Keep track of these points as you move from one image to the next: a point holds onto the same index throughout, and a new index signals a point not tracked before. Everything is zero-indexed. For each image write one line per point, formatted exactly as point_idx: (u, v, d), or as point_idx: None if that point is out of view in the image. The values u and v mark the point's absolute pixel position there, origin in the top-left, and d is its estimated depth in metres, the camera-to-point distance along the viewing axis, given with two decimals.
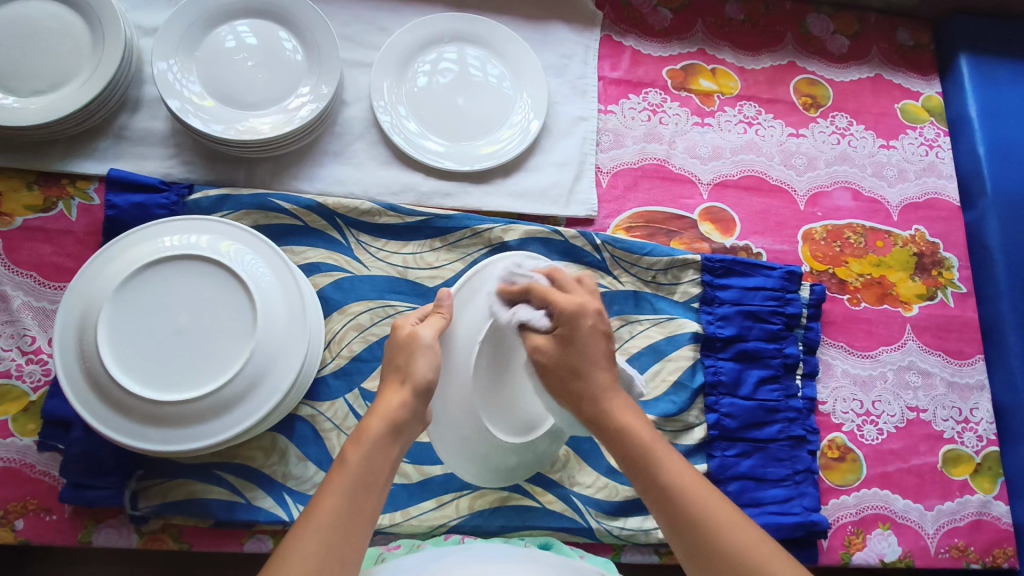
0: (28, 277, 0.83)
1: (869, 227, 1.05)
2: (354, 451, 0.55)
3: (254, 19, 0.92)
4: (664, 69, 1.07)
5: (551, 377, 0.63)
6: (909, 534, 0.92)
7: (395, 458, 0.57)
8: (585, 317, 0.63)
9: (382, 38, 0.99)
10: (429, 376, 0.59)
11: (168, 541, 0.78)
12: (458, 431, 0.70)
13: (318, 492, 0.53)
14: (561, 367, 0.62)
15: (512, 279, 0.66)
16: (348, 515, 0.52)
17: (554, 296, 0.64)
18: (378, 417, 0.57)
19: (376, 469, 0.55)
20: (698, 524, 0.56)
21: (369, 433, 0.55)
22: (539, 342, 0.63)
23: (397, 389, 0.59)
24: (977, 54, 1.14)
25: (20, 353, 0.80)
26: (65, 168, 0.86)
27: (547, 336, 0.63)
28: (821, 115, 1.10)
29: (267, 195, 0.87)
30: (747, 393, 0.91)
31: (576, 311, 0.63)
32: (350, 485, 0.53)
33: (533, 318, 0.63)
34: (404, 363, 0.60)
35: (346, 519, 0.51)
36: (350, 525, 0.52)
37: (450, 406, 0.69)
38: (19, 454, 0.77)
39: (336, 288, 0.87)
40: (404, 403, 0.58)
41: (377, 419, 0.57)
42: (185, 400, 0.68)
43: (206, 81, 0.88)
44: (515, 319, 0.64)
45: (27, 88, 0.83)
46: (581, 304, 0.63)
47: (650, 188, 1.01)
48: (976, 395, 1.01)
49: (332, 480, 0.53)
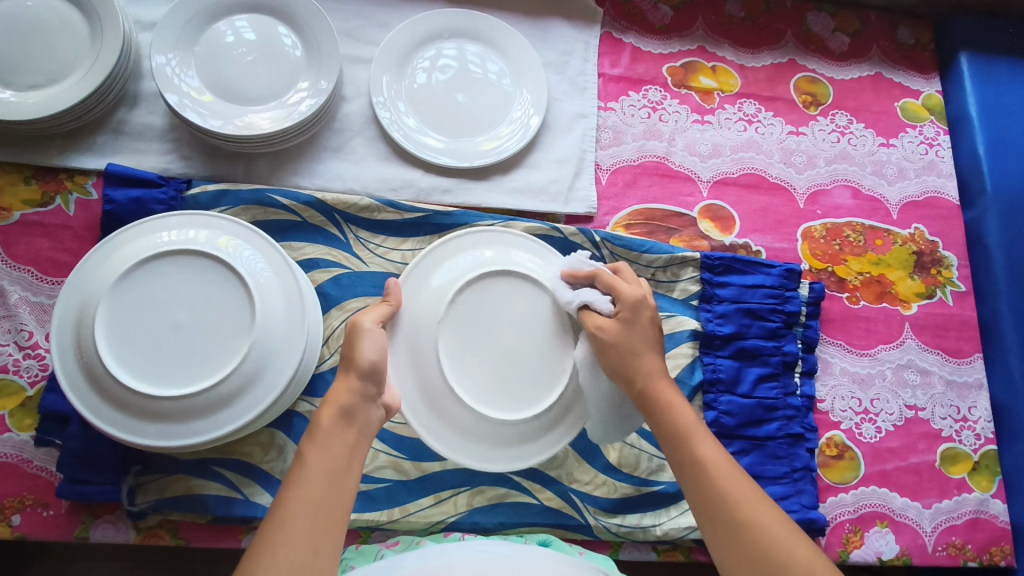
0: (25, 271, 0.82)
1: (868, 226, 1.05)
2: (310, 445, 0.56)
3: (253, 14, 0.91)
4: (665, 67, 1.07)
5: (610, 356, 0.67)
6: (907, 532, 0.92)
7: (358, 444, 0.58)
8: (644, 307, 0.69)
9: (382, 34, 0.99)
10: (373, 358, 0.63)
11: (165, 537, 0.78)
12: (435, 404, 0.71)
13: (282, 488, 0.54)
14: (625, 343, 0.67)
15: (579, 265, 0.74)
16: (317, 498, 0.53)
17: (618, 285, 0.70)
18: (326, 409, 0.59)
19: (336, 455, 0.56)
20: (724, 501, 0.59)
21: (318, 425, 0.58)
22: (601, 322, 0.68)
23: (343, 378, 0.62)
24: (978, 53, 1.14)
25: (17, 348, 0.80)
26: (63, 163, 0.86)
27: (610, 317, 0.69)
28: (822, 113, 1.10)
29: (265, 190, 0.87)
30: (746, 391, 0.91)
31: (638, 300, 0.69)
32: (316, 472, 0.54)
33: (596, 301, 0.69)
34: (348, 350, 0.63)
35: (318, 502, 0.52)
36: (323, 510, 0.52)
37: (419, 380, 0.71)
38: (16, 450, 0.77)
39: (334, 284, 0.87)
40: (355, 393, 0.60)
41: (327, 411, 0.59)
42: (182, 395, 0.68)
43: (205, 76, 0.88)
44: (583, 303, 0.70)
45: (24, 82, 0.83)
46: (643, 295, 0.70)
47: (650, 185, 1.01)
48: (974, 393, 1.01)
49: (293, 475, 0.54)
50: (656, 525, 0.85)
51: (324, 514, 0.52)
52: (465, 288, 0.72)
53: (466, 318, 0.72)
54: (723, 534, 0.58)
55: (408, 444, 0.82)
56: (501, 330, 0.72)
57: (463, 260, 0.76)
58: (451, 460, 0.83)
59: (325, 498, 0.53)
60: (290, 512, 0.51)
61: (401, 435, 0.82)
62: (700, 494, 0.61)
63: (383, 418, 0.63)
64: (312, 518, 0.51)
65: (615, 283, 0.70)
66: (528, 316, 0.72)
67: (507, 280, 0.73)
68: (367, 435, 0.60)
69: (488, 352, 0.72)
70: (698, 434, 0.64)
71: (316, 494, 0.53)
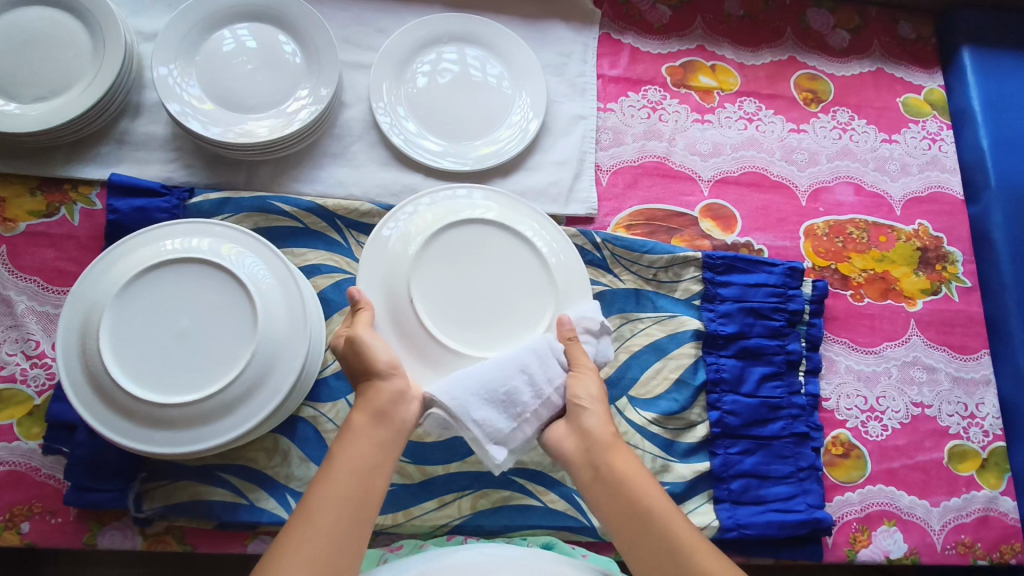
0: (31, 281, 0.83)
1: (872, 222, 1.04)
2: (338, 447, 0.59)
3: (252, 23, 0.92)
4: (663, 66, 1.07)
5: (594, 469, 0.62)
6: (915, 531, 0.91)
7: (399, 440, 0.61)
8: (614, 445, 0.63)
9: (380, 40, 1.00)
10: (388, 358, 0.65)
11: (172, 543, 0.78)
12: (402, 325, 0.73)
13: (311, 487, 0.56)
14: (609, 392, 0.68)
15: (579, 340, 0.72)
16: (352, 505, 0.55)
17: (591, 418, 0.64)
18: (361, 411, 0.61)
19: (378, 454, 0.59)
20: (650, 523, 0.58)
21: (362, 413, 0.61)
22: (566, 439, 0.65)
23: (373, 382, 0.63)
24: (980, 47, 1.13)
25: (25, 357, 0.81)
26: (67, 173, 0.87)
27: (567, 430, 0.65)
28: (823, 110, 1.09)
29: (266, 198, 0.88)
30: (749, 390, 0.90)
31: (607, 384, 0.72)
32: (344, 475, 0.57)
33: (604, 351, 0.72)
34: (360, 357, 0.65)
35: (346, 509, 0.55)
36: (349, 511, 0.55)
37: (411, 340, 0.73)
38: (24, 458, 0.78)
39: (336, 289, 0.87)
40: (389, 393, 0.62)
41: (360, 412, 0.61)
42: (186, 402, 0.68)
43: (205, 85, 0.89)
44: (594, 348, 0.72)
45: (28, 95, 0.84)
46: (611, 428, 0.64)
47: (651, 185, 1.01)
48: (982, 389, 1.00)
49: (324, 473, 0.57)
50: None
51: (354, 514, 0.55)
52: (447, 228, 0.76)
53: (444, 258, 0.76)
54: (628, 515, 0.59)
55: (412, 448, 0.83)
56: (477, 273, 0.76)
57: (435, 208, 0.79)
58: (454, 463, 0.83)
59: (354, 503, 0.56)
60: (317, 513, 0.54)
61: (406, 440, 0.83)
62: (621, 506, 0.60)
63: (422, 410, 0.64)
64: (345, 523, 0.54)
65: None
66: (513, 257, 0.77)
67: (479, 226, 0.77)
68: (402, 430, 0.61)
69: (461, 299, 0.75)
70: (654, 494, 0.60)
71: (344, 494, 0.55)
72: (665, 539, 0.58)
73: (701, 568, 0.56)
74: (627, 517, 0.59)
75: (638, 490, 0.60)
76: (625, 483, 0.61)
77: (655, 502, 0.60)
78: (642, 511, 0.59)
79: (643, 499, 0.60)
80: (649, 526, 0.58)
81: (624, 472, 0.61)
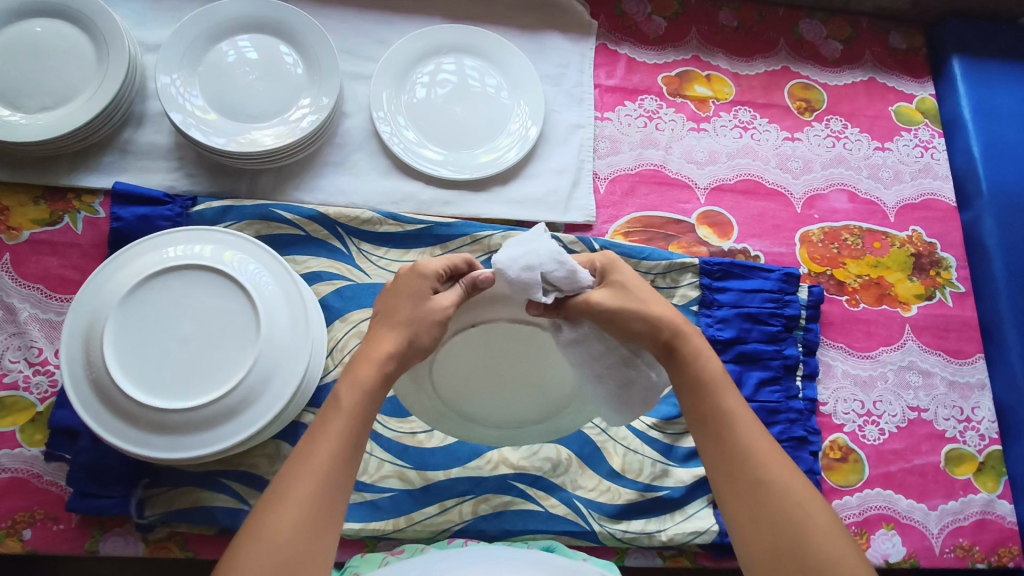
0: (34, 289, 0.84)
1: (866, 229, 1.06)
2: (344, 395, 0.57)
3: (255, 34, 0.94)
4: (659, 76, 1.08)
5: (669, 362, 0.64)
6: (913, 534, 0.92)
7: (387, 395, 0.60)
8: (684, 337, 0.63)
9: (381, 50, 1.01)
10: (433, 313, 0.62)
11: (174, 549, 0.78)
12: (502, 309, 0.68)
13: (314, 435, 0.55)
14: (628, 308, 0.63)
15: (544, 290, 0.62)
16: (331, 479, 0.53)
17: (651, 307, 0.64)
18: (366, 364, 0.59)
19: (364, 421, 0.56)
20: (722, 422, 0.60)
21: (358, 374, 0.58)
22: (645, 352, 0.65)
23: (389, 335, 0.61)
24: (969, 56, 1.15)
25: (28, 365, 0.81)
26: (71, 182, 0.88)
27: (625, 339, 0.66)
28: (816, 118, 1.11)
29: (268, 206, 0.89)
30: (747, 395, 0.91)
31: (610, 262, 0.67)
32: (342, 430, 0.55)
33: (555, 271, 0.61)
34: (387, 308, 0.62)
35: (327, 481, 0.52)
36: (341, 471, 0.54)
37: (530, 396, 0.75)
38: (26, 465, 0.78)
39: (338, 297, 0.88)
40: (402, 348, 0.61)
41: (366, 366, 0.59)
42: (189, 406, 0.69)
43: (208, 96, 0.90)
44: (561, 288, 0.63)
45: (33, 105, 0.85)
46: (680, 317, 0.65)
47: (647, 193, 1.02)
48: (977, 394, 1.01)
49: (327, 423, 0.55)
50: (661, 530, 0.85)
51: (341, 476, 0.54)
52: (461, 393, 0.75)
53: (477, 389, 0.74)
54: (705, 414, 0.61)
55: (413, 453, 0.84)
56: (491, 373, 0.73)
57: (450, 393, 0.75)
58: (455, 469, 0.84)
59: (336, 479, 0.53)
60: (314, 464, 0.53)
61: (407, 445, 0.84)
62: (694, 404, 0.62)
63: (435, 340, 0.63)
64: (321, 492, 0.52)
65: (626, 281, 0.65)
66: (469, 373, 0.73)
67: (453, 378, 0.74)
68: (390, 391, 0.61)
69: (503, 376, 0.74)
70: (727, 391, 0.62)
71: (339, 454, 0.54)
72: (738, 435, 0.59)
73: (763, 471, 0.57)
74: (700, 415, 0.61)
75: (715, 389, 0.62)
76: (699, 380, 0.62)
77: (727, 402, 0.61)
78: (715, 407, 0.61)
79: (714, 397, 0.61)
80: (722, 423, 0.60)
81: (701, 374, 0.62)
